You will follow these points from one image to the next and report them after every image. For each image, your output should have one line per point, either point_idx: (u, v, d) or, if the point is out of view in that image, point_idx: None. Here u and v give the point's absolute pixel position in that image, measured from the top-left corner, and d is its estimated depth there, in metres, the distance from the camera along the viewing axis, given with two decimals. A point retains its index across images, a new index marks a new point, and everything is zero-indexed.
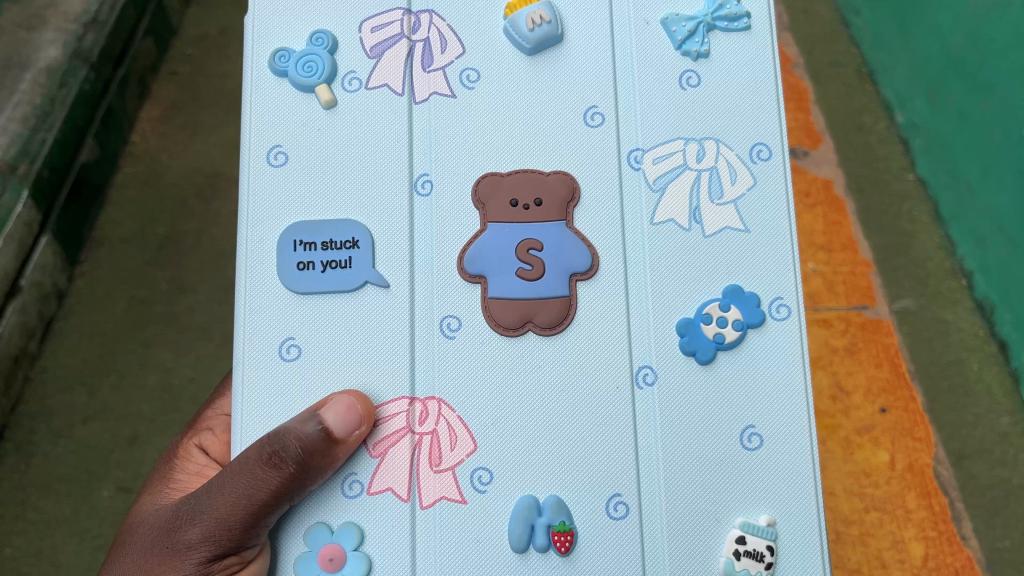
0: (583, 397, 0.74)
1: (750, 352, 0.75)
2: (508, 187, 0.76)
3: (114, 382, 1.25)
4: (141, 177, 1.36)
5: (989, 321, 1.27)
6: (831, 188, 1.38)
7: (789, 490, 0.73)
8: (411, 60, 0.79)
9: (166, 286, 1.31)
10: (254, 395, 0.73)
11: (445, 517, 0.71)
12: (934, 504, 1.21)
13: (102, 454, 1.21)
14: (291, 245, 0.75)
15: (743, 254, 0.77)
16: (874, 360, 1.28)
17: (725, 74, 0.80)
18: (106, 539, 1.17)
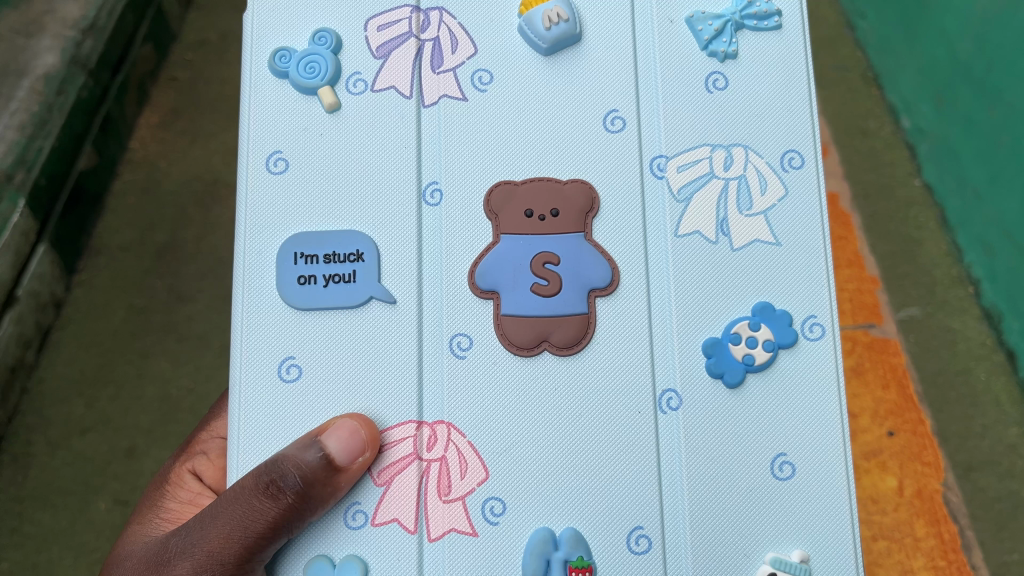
0: (590, 421, 0.72)
1: (783, 374, 0.73)
2: (521, 200, 0.74)
3: (112, 392, 1.23)
4: (139, 184, 1.35)
5: (996, 329, 1.25)
6: (836, 202, 1.37)
7: (823, 523, 0.71)
8: (419, 61, 0.78)
9: (165, 295, 1.29)
10: (250, 412, 0.71)
11: (457, 551, 0.69)
12: (944, 532, 1.19)
13: (100, 467, 1.20)
14: (292, 260, 0.73)
15: (777, 269, 0.75)
16: (881, 382, 1.26)
17: (753, 77, 0.78)
18: (104, 553, 1.15)
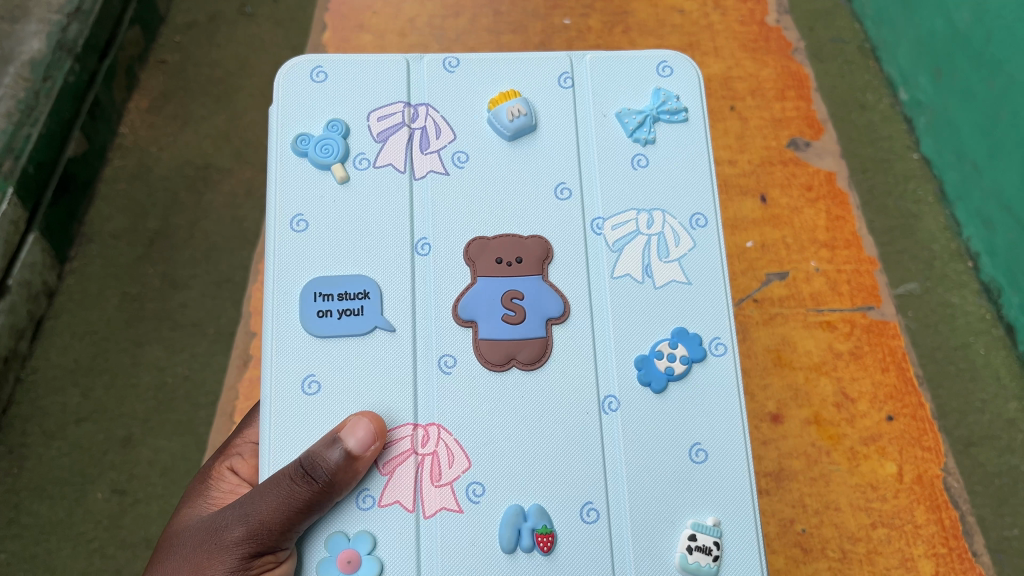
0: (540, 412, 0.74)
1: (698, 382, 0.77)
2: (488, 246, 0.78)
3: (108, 381, 1.22)
4: (130, 170, 1.34)
5: (996, 304, 1.24)
6: (833, 181, 1.34)
7: (730, 496, 0.74)
8: (410, 143, 0.80)
9: (158, 282, 1.28)
10: (279, 424, 0.72)
11: (442, 533, 0.70)
12: (945, 519, 1.14)
13: (97, 456, 1.18)
14: (313, 298, 0.74)
15: (687, 307, 0.79)
16: (879, 365, 1.22)
17: (671, 160, 0.83)
18: (102, 544, 1.13)
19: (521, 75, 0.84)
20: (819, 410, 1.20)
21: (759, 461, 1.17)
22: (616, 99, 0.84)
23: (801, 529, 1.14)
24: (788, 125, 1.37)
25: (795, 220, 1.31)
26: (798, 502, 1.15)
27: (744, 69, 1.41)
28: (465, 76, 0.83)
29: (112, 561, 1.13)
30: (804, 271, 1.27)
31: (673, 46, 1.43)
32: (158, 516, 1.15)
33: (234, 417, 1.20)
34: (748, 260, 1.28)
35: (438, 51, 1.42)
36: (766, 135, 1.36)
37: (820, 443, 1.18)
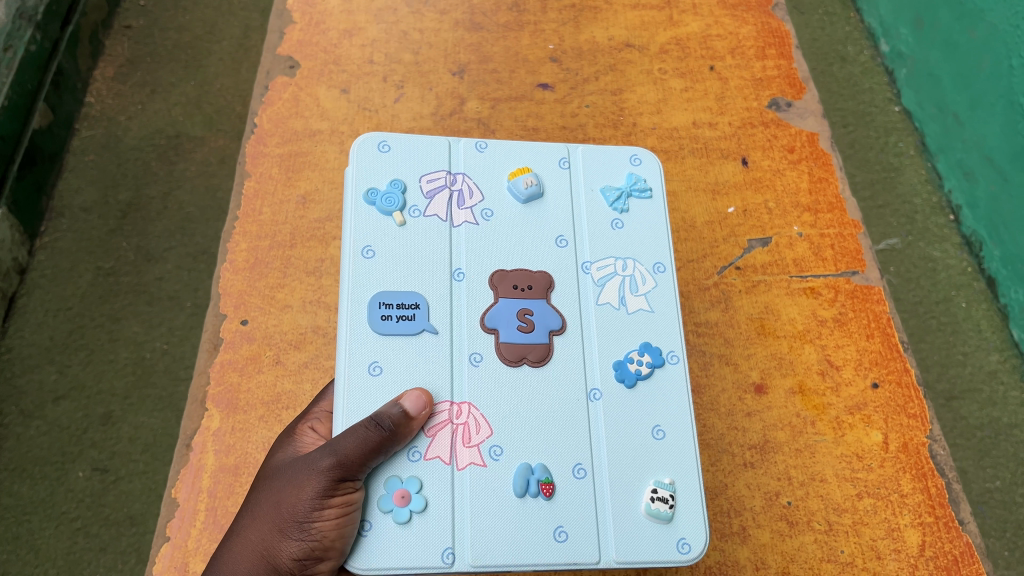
0: (528, 392, 0.74)
1: (658, 383, 0.76)
2: (505, 275, 0.77)
3: (84, 358, 1.16)
4: (99, 140, 1.29)
5: (977, 257, 1.22)
6: (816, 142, 1.29)
7: (681, 466, 0.74)
8: (448, 198, 0.79)
9: (133, 255, 1.23)
10: (351, 405, 0.70)
11: (468, 481, 0.70)
12: (931, 488, 1.07)
13: (75, 434, 1.12)
14: (377, 306, 0.73)
15: (652, 335, 0.78)
16: (864, 331, 1.16)
17: (642, 228, 0.82)
18: (86, 522, 1.07)
19: (532, 151, 0.84)
20: (804, 379, 1.12)
21: (741, 434, 1.08)
22: (600, 175, 0.84)
23: (786, 502, 1.05)
24: (768, 86, 1.34)
25: (777, 182, 1.25)
26: (784, 475, 1.06)
27: (724, 27, 1.38)
28: (496, 151, 0.83)
29: (96, 539, 1.06)
30: (788, 237, 1.21)
31: (650, 5, 1.40)
32: (142, 493, 1.09)
33: (207, 402, 1.13)
34: (729, 226, 1.21)
35: (408, 14, 1.38)
36: (746, 95, 1.32)
37: (805, 413, 1.10)
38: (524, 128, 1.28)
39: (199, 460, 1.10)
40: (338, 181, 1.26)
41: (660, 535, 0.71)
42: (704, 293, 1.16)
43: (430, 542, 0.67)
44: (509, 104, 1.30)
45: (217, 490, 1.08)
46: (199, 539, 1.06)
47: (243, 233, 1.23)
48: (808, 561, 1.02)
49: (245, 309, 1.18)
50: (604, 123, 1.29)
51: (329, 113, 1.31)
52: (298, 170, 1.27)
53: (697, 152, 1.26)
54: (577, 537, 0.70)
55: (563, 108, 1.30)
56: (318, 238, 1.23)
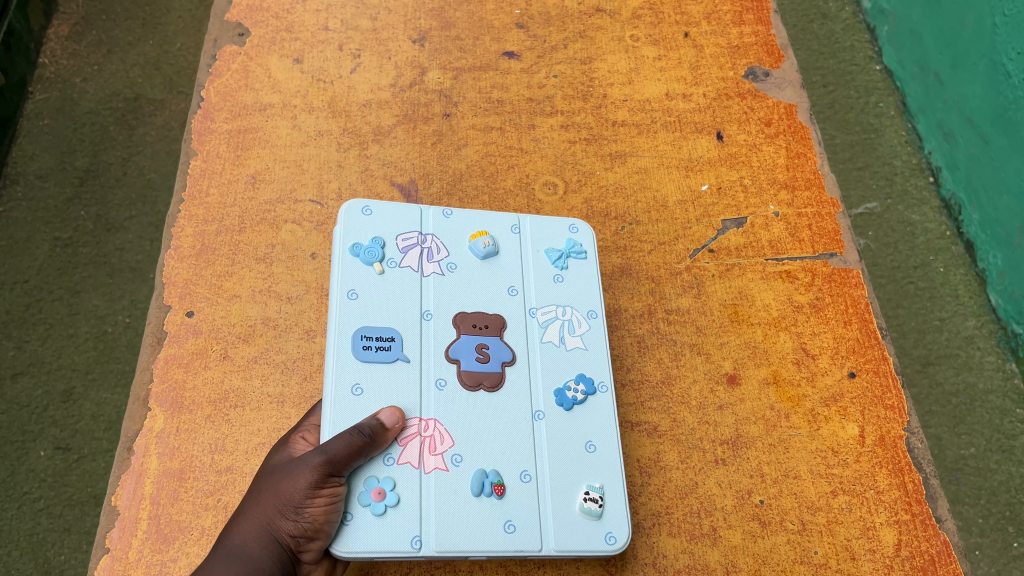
0: (479, 411, 0.76)
1: (592, 410, 0.79)
2: (465, 316, 0.79)
3: (44, 333, 1.08)
4: (54, 104, 1.23)
5: (956, 220, 1.18)
6: (795, 114, 1.09)
7: (610, 474, 0.77)
8: (417, 254, 0.81)
9: (93, 224, 1.15)
10: (335, 421, 0.72)
11: (433, 480, 0.72)
12: (908, 482, 0.89)
13: (35, 413, 1.04)
14: (358, 338, 0.75)
15: (591, 372, 0.81)
16: (842, 318, 0.97)
17: (580, 283, 0.85)
18: (49, 503, 0.99)
19: (488, 214, 0.86)
20: (778, 370, 0.93)
21: (712, 428, 0.89)
22: (544, 237, 0.86)
23: (759, 501, 0.86)
24: (745, 52, 1.13)
25: (752, 158, 1.06)
26: (756, 472, 0.88)
27: None
28: (461, 217, 0.85)
29: (60, 520, 0.99)
30: (764, 216, 1.01)
31: None
32: (107, 472, 1.01)
33: (148, 402, 0.85)
34: (702, 207, 1.01)
35: None
36: (723, 64, 1.12)
37: (779, 406, 0.91)
38: (489, 100, 1.05)
39: (140, 464, 0.82)
40: (291, 159, 0.98)
41: (591, 533, 0.74)
42: (675, 279, 0.97)
43: (400, 532, 0.69)
44: (472, 74, 1.06)
45: (163, 498, 0.80)
46: (142, 550, 0.78)
47: (186, 216, 0.94)
48: (781, 563, 0.84)
49: (190, 300, 0.89)
50: (573, 95, 1.07)
51: (280, 85, 1.04)
52: (246, 147, 0.99)
53: (670, 126, 1.06)
54: (522, 533, 0.72)
55: (529, 79, 1.07)
56: (269, 221, 0.94)
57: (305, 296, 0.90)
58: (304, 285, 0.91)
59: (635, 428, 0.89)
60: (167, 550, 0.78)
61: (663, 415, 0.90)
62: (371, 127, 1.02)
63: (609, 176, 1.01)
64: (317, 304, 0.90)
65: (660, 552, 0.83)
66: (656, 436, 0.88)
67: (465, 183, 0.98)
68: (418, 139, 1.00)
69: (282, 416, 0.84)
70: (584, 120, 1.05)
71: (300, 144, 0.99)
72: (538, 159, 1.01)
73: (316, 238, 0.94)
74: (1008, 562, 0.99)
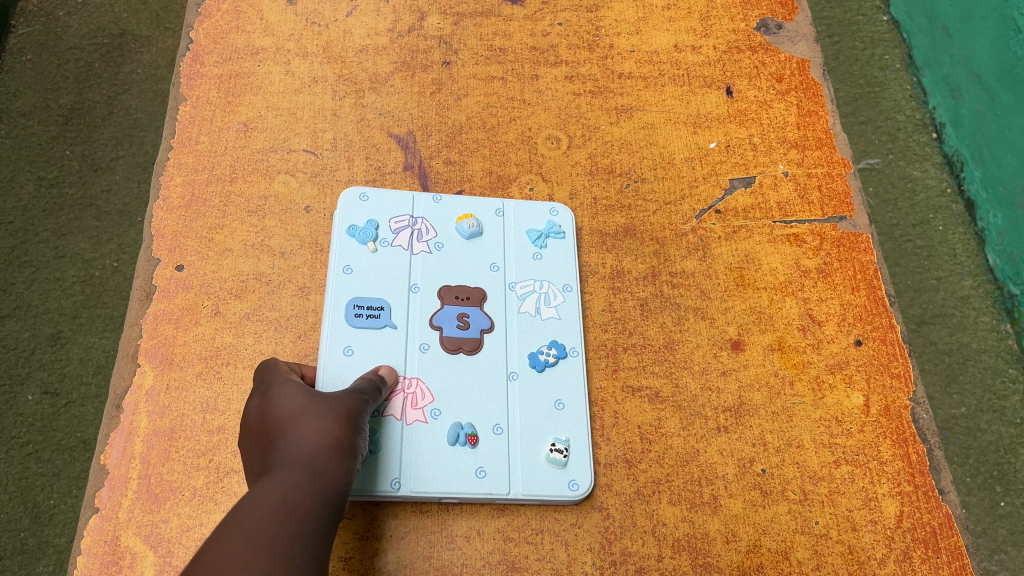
0: (455, 369, 0.78)
1: (563, 373, 0.80)
2: (447, 288, 0.82)
3: (29, 276, 1.06)
4: (37, 39, 1.19)
5: (958, 178, 1.15)
6: (808, 70, 1.03)
7: (577, 428, 0.78)
8: (407, 235, 0.84)
9: (79, 165, 1.12)
10: (327, 379, 0.75)
11: (413, 430, 0.74)
12: (913, 454, 0.82)
13: (22, 356, 1.02)
14: (351, 305, 0.79)
15: (564, 341, 0.82)
16: (849, 284, 0.91)
17: (559, 259, 0.87)
18: (37, 447, 0.98)
19: (473, 199, 0.88)
20: (781, 334, 0.87)
21: (715, 395, 0.83)
22: (525, 218, 0.88)
23: (760, 470, 0.80)
24: (757, 4, 1.08)
25: (762, 116, 1.00)
26: (758, 440, 0.81)
27: None
28: (450, 200, 0.87)
29: (50, 465, 0.98)
30: (771, 176, 0.96)
31: None
32: (96, 417, 1.01)
33: (138, 358, 0.81)
34: (710, 164, 0.96)
35: None
36: (733, 15, 1.06)
37: (784, 372, 0.85)
38: (490, 48, 1.00)
39: (129, 423, 0.78)
40: (284, 107, 0.95)
41: (554, 481, 0.75)
42: (680, 240, 0.91)
43: (377, 473, 0.72)
44: (473, 20, 1.02)
45: (153, 458, 0.77)
46: (133, 510, 0.74)
47: (176, 165, 0.91)
48: (781, 534, 0.77)
49: (180, 252, 0.86)
50: (578, 44, 1.02)
51: (273, 28, 1.00)
52: (239, 94, 0.96)
53: (679, 79, 1.01)
54: (492, 480, 0.74)
55: (532, 26, 1.03)
56: (262, 171, 0.91)
57: (299, 252, 0.87)
58: (298, 240, 0.87)
59: (636, 393, 0.82)
60: (159, 510, 0.75)
61: (666, 379, 0.83)
62: (368, 74, 0.98)
63: (614, 131, 0.97)
64: (311, 260, 0.87)
65: (660, 519, 0.77)
66: (658, 402, 0.82)
67: (465, 135, 0.95)
68: (416, 88, 0.97)
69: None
70: (589, 71, 1.01)
71: (294, 91, 0.96)
72: (541, 112, 0.97)
73: (309, 191, 0.90)
74: (995, 521, 0.99)
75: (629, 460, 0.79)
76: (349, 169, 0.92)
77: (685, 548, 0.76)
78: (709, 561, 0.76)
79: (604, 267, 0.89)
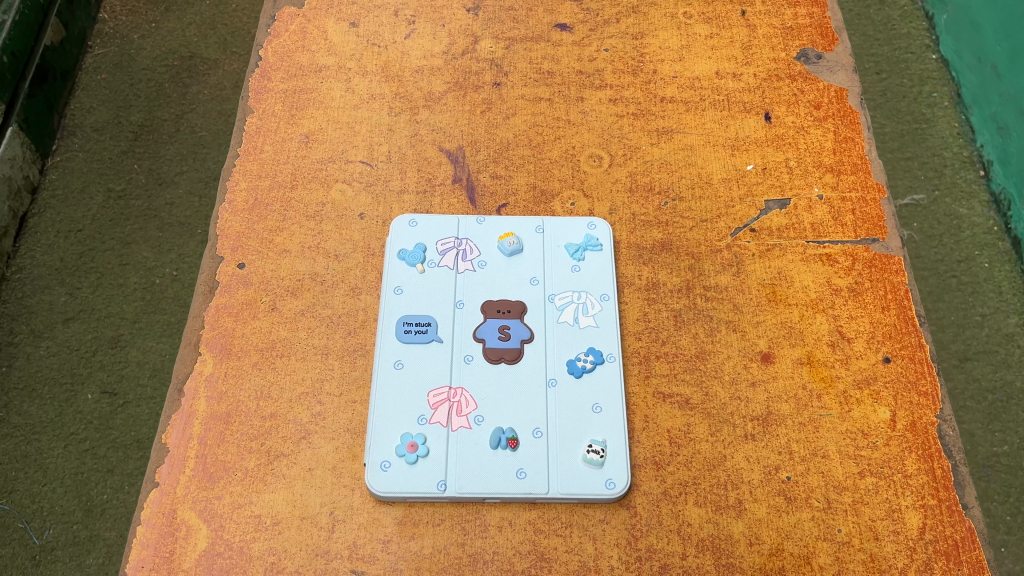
0: (496, 378, 0.81)
1: (601, 378, 0.82)
2: (490, 302, 0.85)
3: (96, 281, 1.11)
4: (112, 59, 1.26)
5: (1005, 216, 1.16)
6: (845, 98, 1.04)
7: (614, 430, 0.80)
8: (452, 254, 0.88)
9: (145, 178, 1.18)
10: (379, 395, 0.80)
11: (457, 437, 0.78)
12: (937, 468, 0.82)
13: (85, 356, 1.07)
14: (400, 323, 0.83)
15: (602, 348, 0.84)
16: (879, 303, 0.90)
17: (597, 270, 0.89)
18: (94, 444, 1.03)
19: (515, 218, 0.91)
20: (808, 348, 0.88)
21: (743, 404, 0.84)
22: (564, 232, 0.91)
23: (785, 477, 0.81)
24: (798, 35, 1.09)
25: (800, 140, 1.01)
26: (784, 448, 0.82)
27: None
28: (492, 220, 0.91)
29: (104, 461, 1.02)
30: (803, 199, 0.97)
31: None
32: (149, 418, 1.04)
33: (200, 347, 0.86)
34: (746, 185, 0.97)
35: None
36: (774, 44, 1.08)
37: (812, 386, 0.85)
38: (539, 72, 1.04)
39: (190, 406, 0.83)
40: (345, 121, 0.99)
41: (591, 480, 0.78)
42: (714, 256, 0.93)
43: (425, 478, 0.77)
44: (524, 45, 1.06)
45: (210, 439, 0.81)
46: (189, 487, 0.79)
47: (242, 171, 0.96)
48: (804, 539, 0.78)
49: (242, 252, 0.91)
50: (622, 69, 1.05)
51: (337, 48, 1.05)
52: (302, 108, 1.00)
53: (719, 104, 1.03)
54: (534, 480, 0.77)
55: (580, 51, 1.06)
56: (321, 179, 0.95)
57: (353, 255, 0.91)
58: (352, 244, 0.91)
59: (667, 399, 0.84)
60: (213, 488, 0.79)
61: (696, 387, 0.85)
62: (424, 92, 1.02)
63: (655, 152, 0.99)
64: (364, 263, 0.90)
65: (685, 519, 0.79)
66: (687, 408, 0.84)
67: (512, 152, 0.98)
68: (467, 107, 1.01)
69: (326, 367, 0.84)
70: (632, 94, 1.03)
71: (353, 107, 1.01)
72: (585, 132, 1.00)
73: (364, 199, 0.94)
74: None
75: (657, 462, 0.81)
76: (402, 180, 0.95)
77: (709, 548, 0.78)
78: (732, 561, 0.77)
79: (640, 279, 0.91)
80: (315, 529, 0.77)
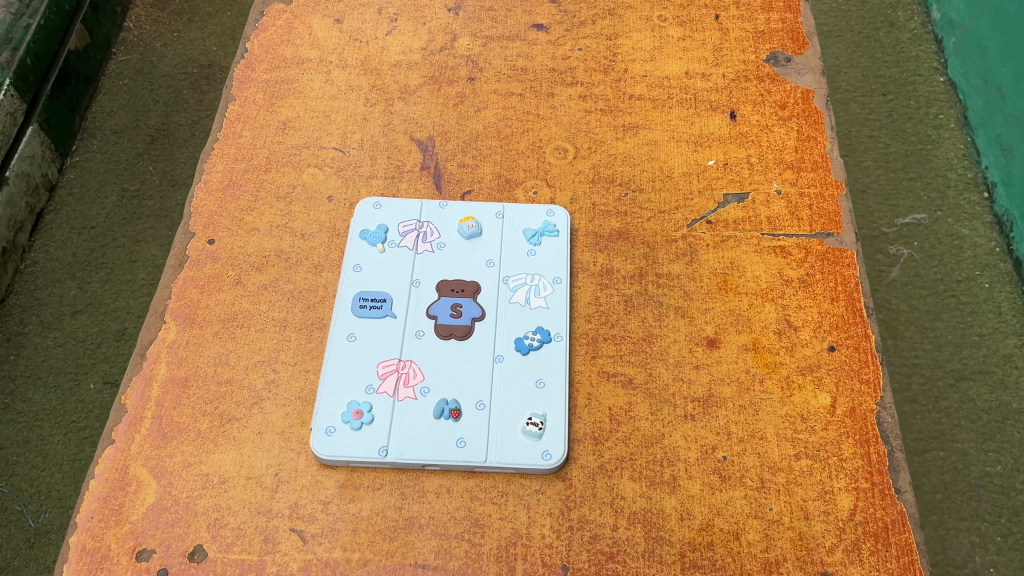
0: (444, 352, 0.83)
1: (547, 356, 0.83)
2: (444, 281, 0.87)
3: (104, 277, 1.15)
4: (134, 66, 1.29)
5: (1007, 238, 1.15)
6: (811, 99, 1.04)
7: (556, 405, 0.81)
8: (412, 236, 0.90)
9: (158, 179, 1.22)
10: (330, 366, 0.82)
11: (401, 406, 0.80)
12: (873, 453, 0.82)
13: (91, 348, 1.10)
14: (356, 298, 0.86)
15: (551, 327, 0.85)
16: (828, 294, 0.90)
17: (554, 255, 0.90)
18: (94, 432, 1.05)
19: (477, 204, 0.93)
20: (754, 334, 0.88)
21: (685, 385, 0.85)
22: (524, 218, 0.92)
23: (720, 456, 0.81)
24: (769, 39, 1.10)
25: (762, 137, 1.01)
26: (722, 429, 0.83)
27: None
28: (455, 206, 0.93)
29: None
30: (761, 194, 0.97)
31: None
32: None
33: (165, 315, 0.88)
34: (706, 179, 0.98)
35: None
36: (745, 47, 1.09)
37: (755, 370, 0.86)
38: (513, 68, 1.06)
39: (150, 370, 0.85)
40: (321, 110, 1.02)
41: (529, 452, 0.79)
42: (669, 245, 0.93)
43: (367, 444, 0.79)
44: (500, 43, 1.08)
45: (166, 402, 0.83)
46: (143, 445, 0.81)
47: (219, 154, 0.99)
48: (734, 516, 0.79)
49: (213, 229, 0.94)
50: (594, 67, 1.07)
51: (320, 42, 1.09)
52: (282, 97, 1.04)
53: (686, 102, 1.04)
54: (473, 450, 0.78)
55: (554, 50, 1.08)
56: (294, 163, 0.98)
57: (318, 235, 0.93)
58: (318, 224, 0.94)
59: (610, 377, 0.85)
60: (165, 447, 0.82)
61: (640, 367, 0.86)
62: (400, 85, 1.05)
63: (619, 146, 1.00)
64: (328, 243, 0.92)
65: (619, 493, 0.79)
66: (630, 388, 0.84)
67: (479, 143, 1.00)
68: (441, 99, 1.03)
69: (283, 338, 0.86)
70: (603, 91, 1.05)
71: (330, 97, 1.04)
72: (553, 126, 1.02)
73: (333, 182, 0.97)
74: None
75: (596, 437, 0.82)
76: (371, 166, 0.98)
77: (640, 521, 0.78)
78: (660, 534, 0.78)
79: (594, 265, 0.92)
80: (259, 489, 0.79)
